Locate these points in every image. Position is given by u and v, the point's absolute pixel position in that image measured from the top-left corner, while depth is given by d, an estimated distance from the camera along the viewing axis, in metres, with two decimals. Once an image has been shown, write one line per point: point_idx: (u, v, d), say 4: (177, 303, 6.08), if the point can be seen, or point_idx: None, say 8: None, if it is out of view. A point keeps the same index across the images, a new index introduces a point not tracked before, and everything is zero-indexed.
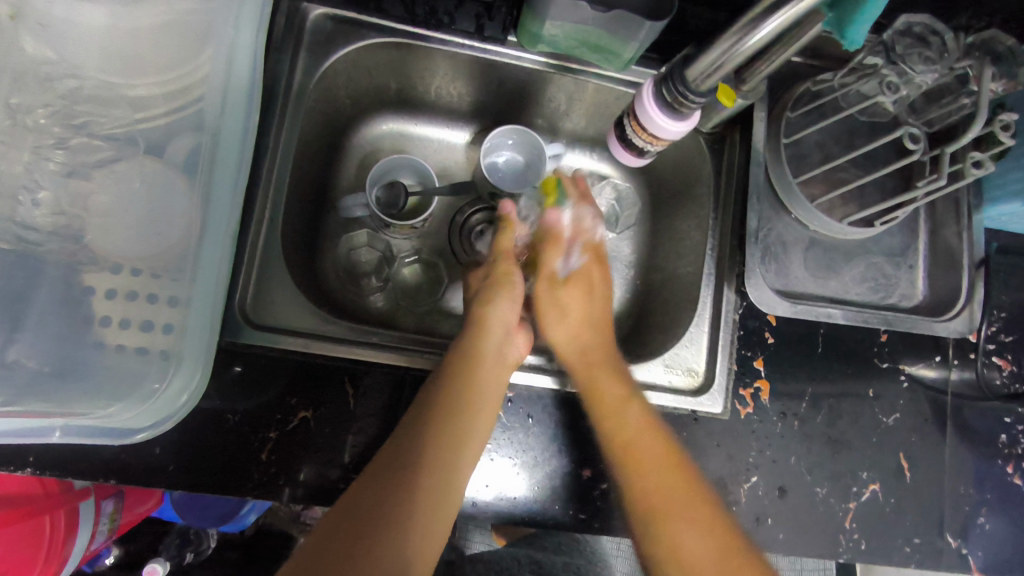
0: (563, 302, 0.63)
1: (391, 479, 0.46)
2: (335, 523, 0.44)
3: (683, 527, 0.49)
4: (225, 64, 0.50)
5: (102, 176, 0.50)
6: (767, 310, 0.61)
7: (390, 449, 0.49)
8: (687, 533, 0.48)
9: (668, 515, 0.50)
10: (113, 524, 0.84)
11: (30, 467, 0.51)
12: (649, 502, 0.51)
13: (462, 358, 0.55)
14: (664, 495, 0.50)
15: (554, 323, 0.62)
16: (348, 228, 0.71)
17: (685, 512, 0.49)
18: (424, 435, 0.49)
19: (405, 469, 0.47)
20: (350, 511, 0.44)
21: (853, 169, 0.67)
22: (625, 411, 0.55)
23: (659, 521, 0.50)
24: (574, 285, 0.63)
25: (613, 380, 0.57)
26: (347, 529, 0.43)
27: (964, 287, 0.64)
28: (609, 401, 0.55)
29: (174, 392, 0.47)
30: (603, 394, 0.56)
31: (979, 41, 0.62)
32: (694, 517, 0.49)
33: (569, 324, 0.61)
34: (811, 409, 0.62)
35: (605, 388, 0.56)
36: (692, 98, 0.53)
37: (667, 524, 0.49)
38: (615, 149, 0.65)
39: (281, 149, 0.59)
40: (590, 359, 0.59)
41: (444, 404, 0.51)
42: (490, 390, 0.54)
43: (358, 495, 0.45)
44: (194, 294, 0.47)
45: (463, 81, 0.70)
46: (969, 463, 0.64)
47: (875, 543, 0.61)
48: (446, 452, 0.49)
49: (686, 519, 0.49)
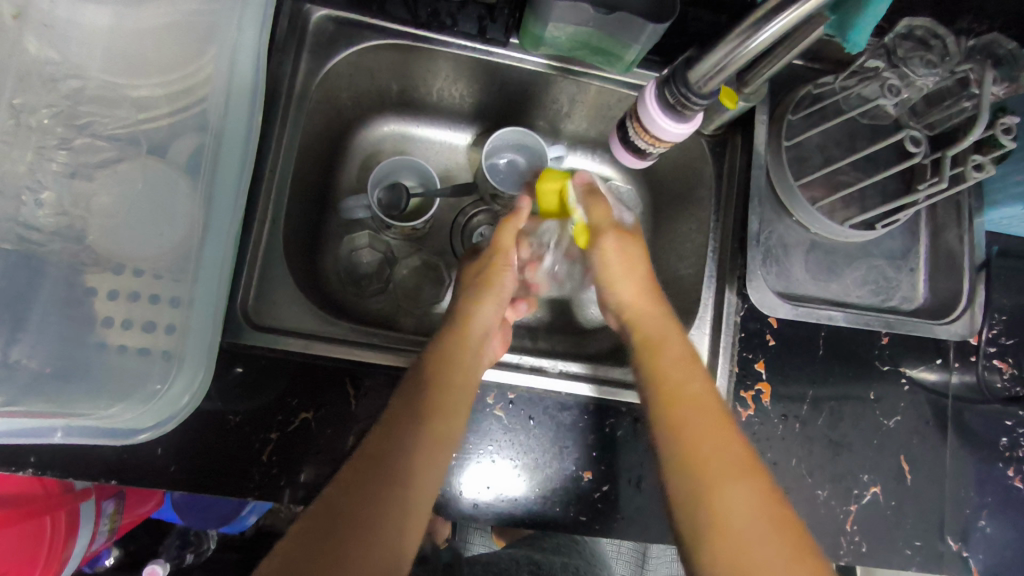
0: (631, 249, 0.55)
1: (380, 475, 0.46)
2: (323, 519, 0.43)
3: (733, 488, 0.44)
4: (229, 65, 0.50)
5: (104, 177, 0.50)
6: (770, 314, 0.61)
7: (377, 447, 0.48)
8: (735, 499, 0.44)
9: (724, 478, 0.45)
10: (113, 524, 0.84)
11: (31, 467, 0.51)
12: (705, 469, 0.45)
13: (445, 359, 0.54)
14: (720, 460, 0.45)
15: (622, 274, 0.55)
16: (349, 229, 0.71)
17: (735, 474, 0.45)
18: (412, 433, 0.49)
19: (393, 468, 0.46)
20: (338, 508, 0.44)
21: (854, 172, 0.67)
22: (688, 370, 0.51)
23: (713, 486, 0.44)
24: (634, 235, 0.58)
25: (682, 346, 0.52)
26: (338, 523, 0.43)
27: (965, 290, 0.64)
28: (679, 361, 0.51)
29: (176, 392, 0.47)
30: (667, 349, 0.52)
31: (980, 45, 0.62)
32: (751, 485, 0.45)
33: (639, 270, 0.55)
34: (812, 411, 0.62)
35: (675, 347, 0.52)
36: (695, 100, 0.53)
37: (721, 496, 0.44)
38: (617, 150, 0.65)
39: (283, 150, 0.59)
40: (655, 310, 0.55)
41: (428, 403, 0.51)
42: (470, 391, 0.55)
43: (344, 496, 0.44)
44: (197, 294, 0.48)
45: (464, 83, 0.70)
46: (970, 466, 0.64)
47: (876, 546, 0.61)
48: (431, 454, 0.49)
49: (740, 489, 0.44)
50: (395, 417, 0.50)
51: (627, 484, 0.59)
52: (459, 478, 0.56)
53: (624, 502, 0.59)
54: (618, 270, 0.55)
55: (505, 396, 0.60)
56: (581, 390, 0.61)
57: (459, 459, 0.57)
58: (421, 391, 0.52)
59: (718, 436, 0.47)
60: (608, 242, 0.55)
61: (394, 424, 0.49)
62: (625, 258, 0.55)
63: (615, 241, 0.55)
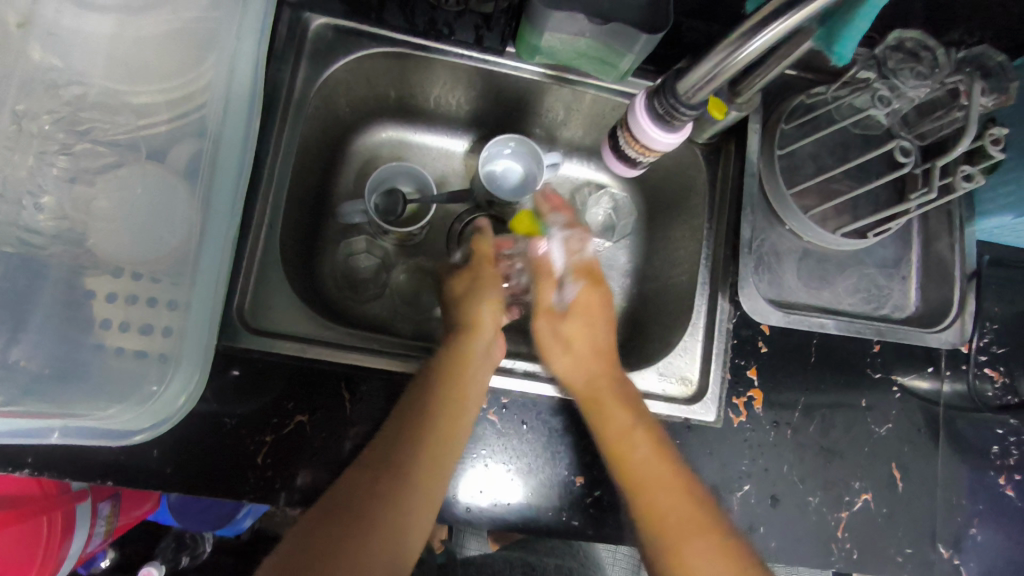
0: (582, 345, 0.63)
1: (382, 477, 0.48)
2: (324, 515, 0.45)
3: (670, 510, 0.52)
4: (228, 73, 0.51)
5: (105, 182, 0.51)
6: (761, 320, 0.62)
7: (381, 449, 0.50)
8: (675, 519, 0.52)
9: (687, 534, 0.51)
10: (108, 527, 0.85)
11: (28, 468, 0.52)
12: (650, 499, 0.53)
13: (457, 363, 0.56)
14: (678, 515, 0.52)
15: (576, 371, 0.60)
16: (347, 234, 0.72)
17: (677, 494, 0.53)
18: (418, 437, 0.51)
19: (396, 470, 0.49)
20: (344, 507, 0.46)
21: (847, 181, 0.67)
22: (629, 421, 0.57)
23: (679, 540, 0.51)
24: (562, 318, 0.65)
25: (623, 409, 0.57)
26: (337, 519, 0.45)
27: (955, 302, 0.65)
28: (620, 426, 0.56)
29: (172, 395, 0.48)
30: (613, 411, 0.57)
31: (970, 56, 0.63)
32: (706, 538, 0.51)
33: (586, 373, 0.60)
34: (804, 418, 0.63)
35: (615, 412, 0.57)
36: (684, 111, 0.54)
37: (684, 550, 0.51)
38: (608, 159, 0.67)
39: (282, 156, 0.60)
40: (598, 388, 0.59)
41: (437, 408, 0.53)
42: (478, 397, 0.55)
43: (344, 498, 0.46)
44: (193, 299, 0.48)
45: (461, 91, 0.71)
46: (962, 473, 0.65)
47: (868, 554, 0.61)
48: (435, 457, 0.51)
49: (684, 517, 0.52)
50: (405, 420, 0.52)
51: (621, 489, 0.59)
52: (452, 482, 0.57)
53: (617, 507, 0.59)
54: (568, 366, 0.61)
55: (499, 401, 0.60)
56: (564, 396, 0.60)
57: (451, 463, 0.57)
58: (429, 397, 0.53)
59: (665, 468, 0.55)
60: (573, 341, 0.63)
61: (404, 427, 0.52)
62: (581, 365, 0.61)
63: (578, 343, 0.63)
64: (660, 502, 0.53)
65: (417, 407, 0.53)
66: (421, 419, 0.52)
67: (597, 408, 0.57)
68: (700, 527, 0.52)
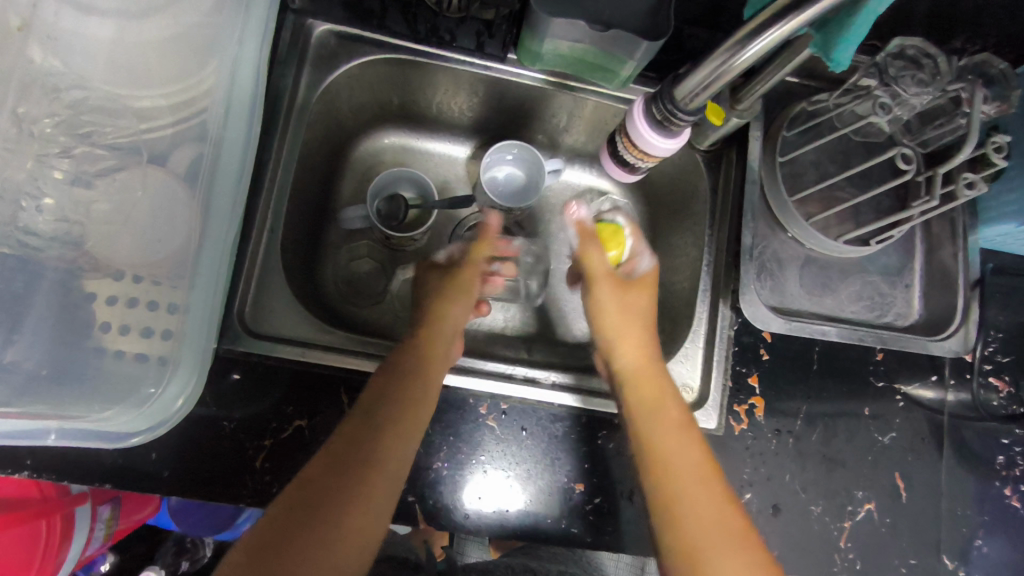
0: (621, 299, 0.61)
1: (349, 471, 0.46)
2: (285, 516, 0.44)
3: (701, 525, 0.48)
4: (230, 78, 0.52)
5: (106, 185, 0.51)
6: (762, 327, 0.62)
7: (349, 437, 0.49)
8: (703, 534, 0.47)
9: (706, 538, 0.47)
10: (108, 531, 0.85)
11: (26, 470, 0.52)
12: (675, 486, 0.50)
13: (421, 361, 0.55)
14: (699, 507, 0.48)
15: (631, 332, 0.60)
16: (349, 239, 0.73)
17: (702, 505, 0.49)
18: (379, 433, 0.49)
19: (361, 465, 0.47)
20: (308, 501, 0.44)
21: (850, 188, 0.67)
22: (667, 425, 0.53)
23: (702, 541, 0.47)
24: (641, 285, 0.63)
25: (659, 371, 0.58)
26: (297, 524, 0.43)
27: (959, 309, 0.64)
28: (673, 414, 0.54)
29: (169, 397, 0.48)
30: (666, 402, 0.55)
31: (971, 64, 0.63)
32: (732, 544, 0.47)
33: (637, 340, 0.59)
34: (806, 427, 0.62)
35: (668, 398, 0.55)
36: (681, 116, 0.54)
37: (703, 553, 0.46)
38: (608, 164, 0.67)
39: (283, 162, 0.61)
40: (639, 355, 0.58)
41: (400, 401, 0.51)
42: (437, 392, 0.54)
43: (304, 492, 0.45)
44: (192, 302, 0.49)
45: (464, 97, 0.71)
46: (966, 483, 0.64)
47: (871, 564, 0.60)
48: (395, 450, 0.49)
49: (717, 534, 0.47)
50: (370, 416, 0.50)
51: (620, 498, 0.59)
52: (452, 489, 0.57)
53: (617, 514, 0.59)
54: (620, 319, 0.60)
55: (498, 407, 0.60)
56: (557, 402, 0.60)
57: (450, 469, 0.57)
58: (394, 393, 0.52)
59: (695, 478, 0.50)
60: (602, 290, 0.62)
61: (378, 418, 0.50)
62: (629, 316, 0.60)
63: (608, 288, 0.62)
64: (682, 498, 0.49)
65: (389, 402, 0.51)
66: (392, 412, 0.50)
67: (637, 375, 0.57)
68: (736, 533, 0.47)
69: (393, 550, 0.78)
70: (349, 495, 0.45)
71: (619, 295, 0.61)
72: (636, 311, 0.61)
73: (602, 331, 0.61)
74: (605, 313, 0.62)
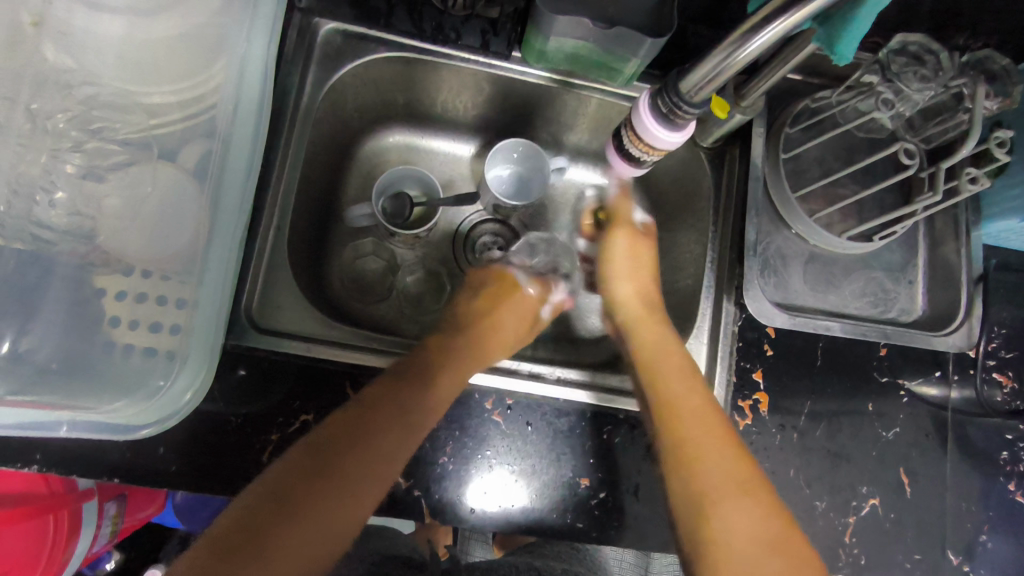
0: (634, 251, 0.66)
1: (350, 452, 0.47)
2: (278, 481, 0.44)
3: (739, 514, 0.45)
4: (238, 75, 0.53)
5: (116, 180, 0.52)
6: (766, 322, 0.63)
7: (355, 415, 0.49)
8: (740, 521, 0.44)
9: (720, 510, 0.45)
10: (114, 527, 0.85)
11: (36, 464, 0.52)
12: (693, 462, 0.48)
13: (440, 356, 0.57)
14: (721, 482, 0.46)
15: (636, 282, 0.64)
16: (355, 237, 0.73)
17: (741, 495, 0.46)
18: (391, 421, 0.49)
19: (363, 448, 0.47)
20: (304, 469, 0.45)
21: (853, 185, 0.67)
22: (704, 409, 0.51)
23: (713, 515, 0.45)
24: (645, 237, 0.68)
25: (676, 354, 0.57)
26: (286, 491, 0.43)
27: (962, 305, 0.65)
28: (676, 390, 0.53)
29: (178, 390, 0.48)
30: (664, 359, 0.56)
31: (974, 59, 0.64)
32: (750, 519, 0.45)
33: (642, 291, 0.64)
34: (810, 422, 0.62)
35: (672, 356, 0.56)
36: (685, 108, 0.55)
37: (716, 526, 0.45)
38: (611, 152, 0.66)
39: (289, 159, 0.61)
40: (643, 318, 0.61)
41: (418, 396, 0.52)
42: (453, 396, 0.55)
43: (300, 462, 0.46)
44: (201, 296, 0.49)
45: (468, 96, 0.72)
46: (971, 479, 0.64)
47: (876, 559, 0.60)
48: (398, 436, 0.49)
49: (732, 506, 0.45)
50: (381, 397, 0.51)
51: (626, 493, 0.59)
52: (458, 484, 0.57)
53: (622, 509, 0.59)
54: (628, 271, 0.65)
55: (503, 402, 0.60)
56: (564, 396, 0.61)
57: (455, 464, 0.58)
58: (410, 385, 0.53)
59: (717, 456, 0.48)
60: (620, 239, 0.67)
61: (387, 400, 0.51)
62: (639, 267, 0.65)
63: (625, 238, 0.67)
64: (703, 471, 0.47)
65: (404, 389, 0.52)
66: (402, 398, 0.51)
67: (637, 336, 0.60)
68: (776, 527, 0.45)
69: (397, 548, 0.78)
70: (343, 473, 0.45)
71: (633, 244, 0.66)
72: (644, 274, 0.65)
73: (607, 275, 0.66)
74: (615, 255, 0.66)
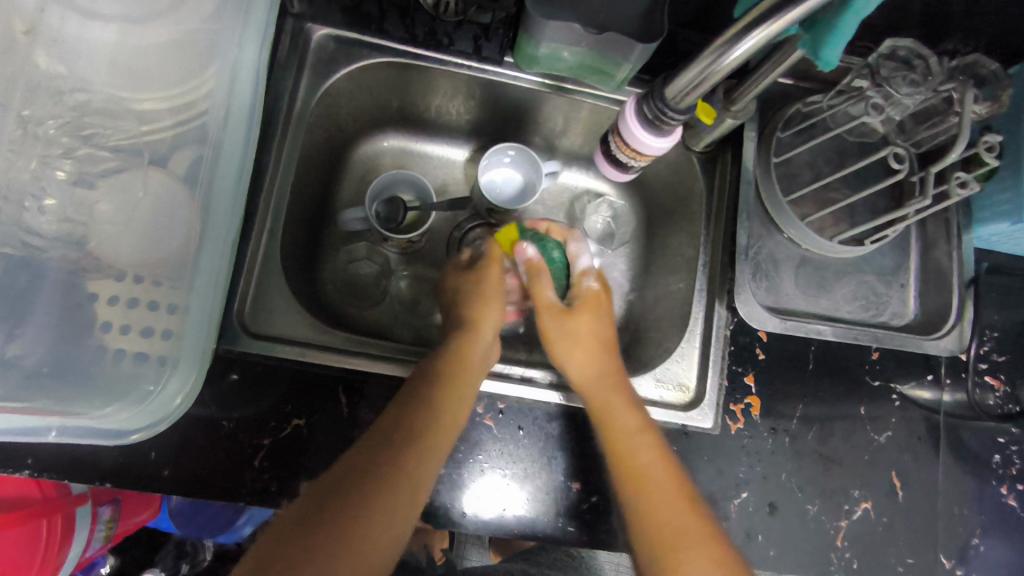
0: (566, 335, 0.61)
1: (370, 479, 0.46)
2: (302, 515, 0.43)
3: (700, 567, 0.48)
4: (230, 81, 0.53)
5: (107, 186, 0.52)
6: (758, 326, 0.63)
7: (369, 442, 0.49)
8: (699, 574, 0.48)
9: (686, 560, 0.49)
10: (108, 532, 0.85)
11: (27, 470, 0.52)
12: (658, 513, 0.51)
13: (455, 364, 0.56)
14: (684, 534, 0.50)
15: (575, 356, 0.60)
16: (349, 242, 0.73)
17: (703, 547, 0.49)
18: (402, 455, 0.48)
19: (383, 472, 0.47)
20: (324, 502, 0.44)
21: (845, 189, 0.68)
22: (661, 463, 0.54)
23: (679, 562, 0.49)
24: (579, 315, 0.62)
25: (624, 405, 0.57)
26: (312, 528, 0.43)
27: (954, 308, 0.65)
28: (627, 425, 0.55)
29: (169, 394, 0.49)
30: (620, 419, 0.56)
31: (963, 65, 0.64)
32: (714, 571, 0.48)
33: (586, 360, 0.60)
34: (802, 426, 0.62)
35: (624, 416, 0.56)
36: (671, 115, 0.55)
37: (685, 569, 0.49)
38: (603, 166, 0.68)
39: (282, 164, 0.61)
40: (605, 381, 0.58)
41: (428, 422, 0.51)
42: (463, 418, 0.54)
43: (320, 495, 0.45)
44: (192, 301, 0.50)
45: (461, 100, 0.72)
46: (963, 482, 0.64)
47: (868, 562, 0.60)
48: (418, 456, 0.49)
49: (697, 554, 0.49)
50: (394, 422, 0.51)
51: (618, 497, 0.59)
52: (450, 489, 0.57)
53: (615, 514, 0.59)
54: (565, 349, 0.61)
55: (495, 406, 0.60)
56: (555, 400, 0.61)
57: (448, 469, 0.58)
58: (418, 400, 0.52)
59: (678, 510, 0.51)
60: (549, 325, 0.62)
61: (402, 423, 0.51)
62: (578, 345, 0.60)
63: (553, 327, 0.62)
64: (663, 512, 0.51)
65: (416, 407, 0.52)
66: (413, 418, 0.51)
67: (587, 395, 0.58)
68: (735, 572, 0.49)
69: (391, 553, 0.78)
70: (367, 505, 0.45)
71: (565, 325, 0.61)
72: (590, 341, 0.61)
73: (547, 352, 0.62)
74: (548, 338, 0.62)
